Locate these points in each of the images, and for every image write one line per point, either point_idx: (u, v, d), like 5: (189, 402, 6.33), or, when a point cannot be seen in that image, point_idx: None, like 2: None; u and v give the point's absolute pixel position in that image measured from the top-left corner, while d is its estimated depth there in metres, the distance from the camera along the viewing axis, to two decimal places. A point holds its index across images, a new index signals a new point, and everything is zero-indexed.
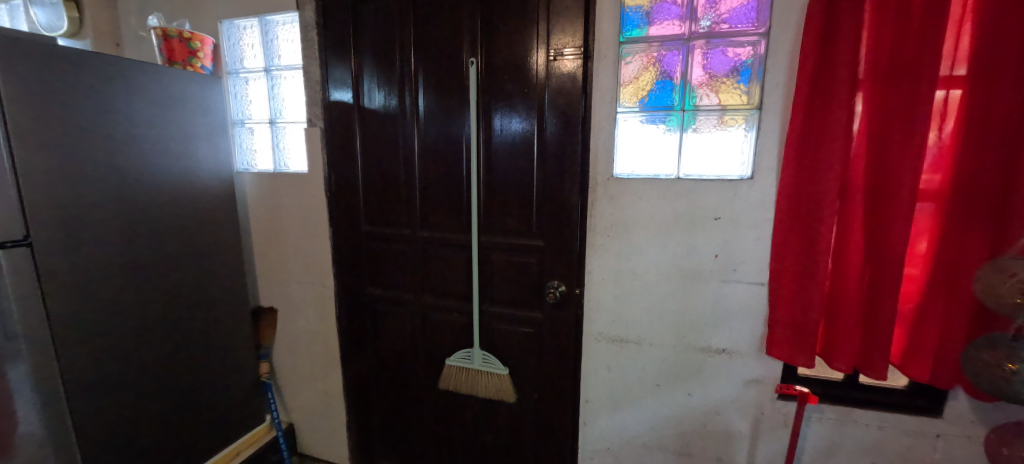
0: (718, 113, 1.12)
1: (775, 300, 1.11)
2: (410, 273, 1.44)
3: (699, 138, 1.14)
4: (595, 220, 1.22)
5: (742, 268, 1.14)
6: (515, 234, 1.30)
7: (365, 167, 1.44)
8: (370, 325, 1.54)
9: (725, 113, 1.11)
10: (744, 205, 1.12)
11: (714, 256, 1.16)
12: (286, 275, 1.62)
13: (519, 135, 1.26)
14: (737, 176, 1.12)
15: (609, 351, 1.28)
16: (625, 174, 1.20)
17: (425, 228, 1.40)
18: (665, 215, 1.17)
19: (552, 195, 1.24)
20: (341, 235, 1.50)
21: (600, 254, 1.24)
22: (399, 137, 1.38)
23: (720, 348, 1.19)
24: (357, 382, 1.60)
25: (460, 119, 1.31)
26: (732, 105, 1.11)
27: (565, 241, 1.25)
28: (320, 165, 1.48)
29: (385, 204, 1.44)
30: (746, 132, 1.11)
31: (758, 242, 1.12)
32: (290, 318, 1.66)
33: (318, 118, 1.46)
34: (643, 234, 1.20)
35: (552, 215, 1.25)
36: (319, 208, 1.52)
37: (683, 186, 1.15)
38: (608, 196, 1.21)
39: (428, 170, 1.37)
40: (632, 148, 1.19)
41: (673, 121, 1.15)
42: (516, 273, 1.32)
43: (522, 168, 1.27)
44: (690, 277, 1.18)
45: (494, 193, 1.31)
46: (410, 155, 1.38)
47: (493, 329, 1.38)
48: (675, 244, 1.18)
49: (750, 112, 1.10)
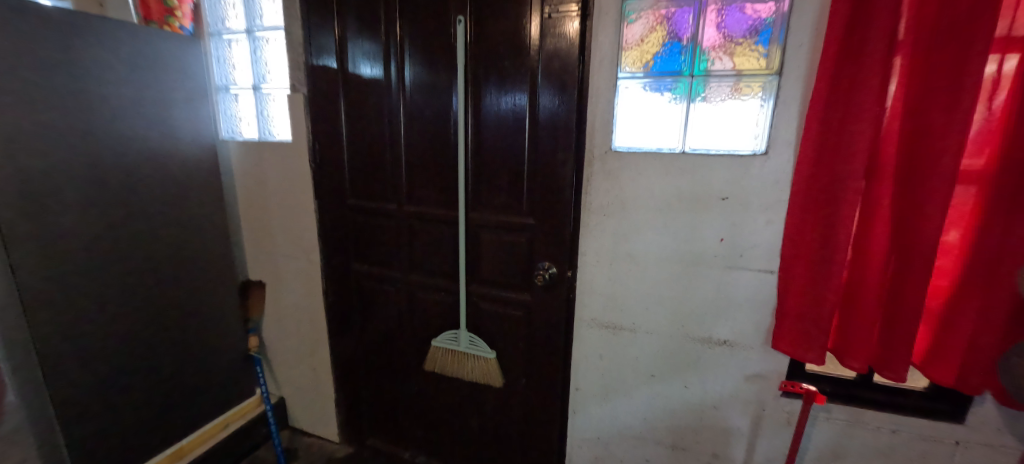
0: (732, 79, 1.00)
1: (785, 289, 1.01)
2: (397, 251, 1.37)
3: (708, 108, 1.02)
4: (590, 198, 1.12)
5: (749, 254, 1.04)
6: (504, 211, 1.21)
7: (350, 136, 1.36)
8: (357, 303, 1.49)
9: (740, 79, 0.99)
10: (756, 185, 1.00)
11: (719, 241, 1.05)
12: (273, 249, 1.58)
13: (511, 103, 1.15)
14: (748, 151, 1.00)
15: (602, 339, 1.20)
16: (624, 148, 1.08)
17: (410, 204, 1.32)
18: (667, 194, 1.06)
19: (544, 170, 1.14)
20: (327, 209, 1.43)
21: (594, 235, 1.14)
22: (385, 107, 1.29)
23: (721, 340, 1.10)
24: (345, 360, 1.57)
25: (448, 86, 1.21)
26: (747, 70, 0.98)
27: (556, 221, 1.15)
28: (304, 134, 1.41)
29: (370, 178, 1.36)
30: (763, 102, 0.98)
31: (769, 225, 1.01)
32: (278, 292, 1.62)
33: (302, 83, 1.38)
34: (643, 213, 1.09)
35: (544, 192, 1.15)
36: (303, 179, 1.44)
37: (688, 161, 1.04)
38: (605, 171, 1.10)
39: (416, 141, 1.28)
40: (634, 118, 1.08)
41: (679, 90, 1.04)
42: (505, 253, 1.23)
43: (515, 140, 1.17)
44: (692, 263, 1.08)
45: (484, 166, 1.21)
46: (394, 125, 1.29)
47: (481, 312, 1.31)
48: (676, 226, 1.07)
49: (769, 78, 0.97)
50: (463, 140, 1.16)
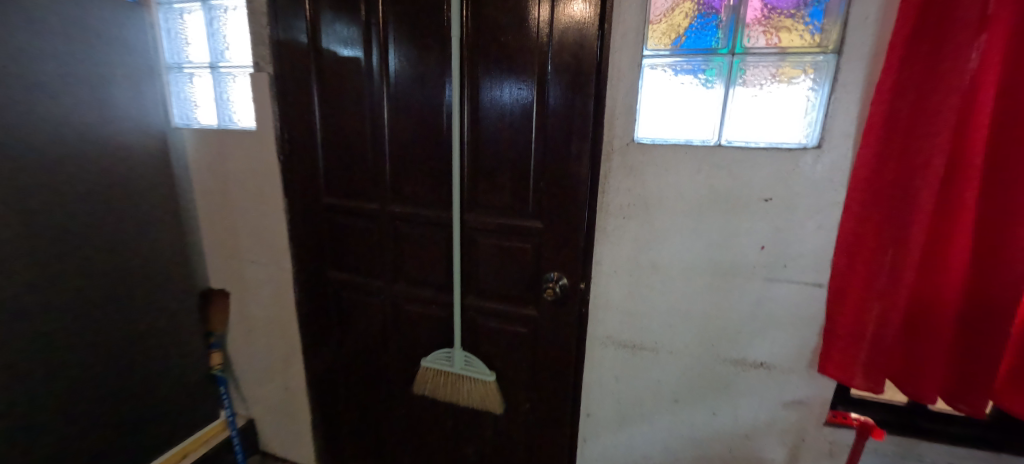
0: (777, 58, 0.84)
1: (836, 304, 0.88)
2: (379, 258, 1.18)
3: (750, 93, 0.86)
4: (607, 199, 0.96)
5: (795, 264, 0.89)
6: (506, 213, 1.04)
7: (324, 123, 1.16)
8: (335, 316, 1.30)
9: (785, 58, 0.83)
10: (806, 184, 0.85)
11: (759, 249, 0.90)
12: (237, 254, 1.37)
13: (514, 86, 0.98)
14: (797, 144, 0.85)
15: (618, 359, 1.05)
16: (649, 139, 0.92)
17: (395, 203, 1.13)
18: (700, 195, 0.91)
19: (553, 165, 0.97)
20: (298, 209, 1.24)
21: (612, 241, 0.98)
22: (364, 88, 1.10)
23: (757, 361, 0.96)
24: (322, 378, 1.38)
25: (439, 64, 1.02)
26: (795, 48, 0.82)
27: (568, 225, 0.99)
28: (269, 121, 1.20)
29: (348, 173, 1.16)
30: (815, 86, 0.83)
31: (819, 232, 0.86)
32: (243, 303, 1.42)
33: (266, 61, 1.18)
34: (670, 216, 0.93)
35: (554, 191, 0.98)
36: (270, 174, 1.24)
37: (725, 156, 0.88)
38: (626, 167, 0.93)
39: (402, 129, 1.09)
40: (661, 104, 0.91)
41: (710, 73, 0.88)
42: (507, 261, 1.06)
43: (519, 130, 0.99)
44: (728, 275, 0.93)
45: (483, 160, 1.03)
46: (375, 111, 1.10)
47: (478, 328, 1.14)
48: (708, 232, 0.92)
49: (821, 58, 0.82)
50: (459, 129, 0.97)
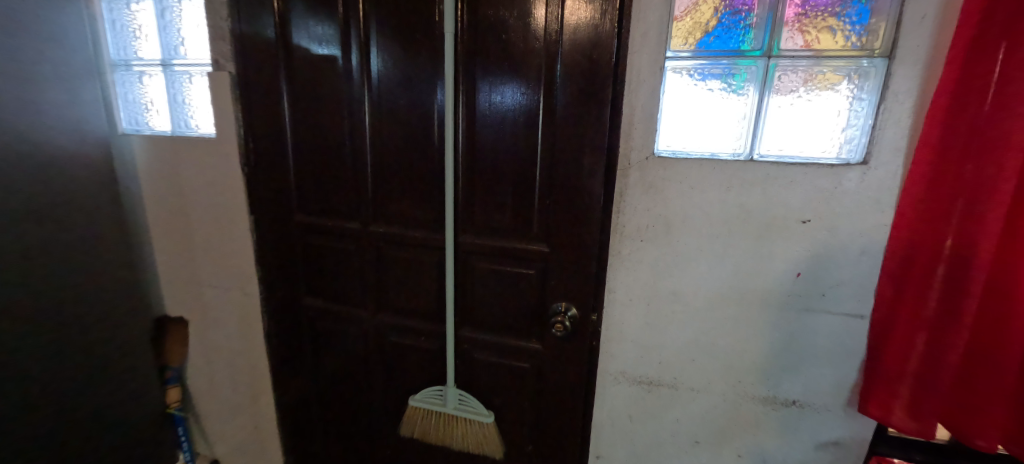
0: (809, 62, 0.74)
1: (878, 337, 0.79)
2: (360, 284, 1.04)
3: (785, 101, 0.76)
4: (623, 219, 0.84)
5: (834, 293, 0.79)
6: (506, 234, 0.91)
7: (294, 131, 1.02)
8: (310, 347, 1.15)
9: (819, 62, 0.74)
10: (848, 205, 0.75)
11: (795, 276, 0.80)
12: (196, 277, 1.21)
13: (516, 92, 0.85)
14: (838, 159, 0.75)
15: (633, 396, 0.94)
16: (671, 152, 0.81)
17: (378, 222, 0.99)
18: (729, 215, 0.80)
19: (561, 181, 0.85)
20: (266, 227, 1.09)
21: (628, 266, 0.86)
22: (342, 91, 0.96)
23: (789, 399, 0.86)
24: (296, 416, 1.23)
25: (430, 63, 0.88)
26: (830, 50, 0.73)
27: (577, 248, 0.87)
28: (231, 127, 1.04)
29: (323, 187, 1.02)
30: (854, 93, 0.73)
31: (862, 257, 0.77)
32: (204, 332, 1.26)
33: (227, 58, 1.02)
34: (694, 238, 0.82)
35: (562, 210, 0.86)
36: (232, 188, 1.08)
37: (757, 172, 0.78)
38: (645, 183, 0.82)
39: (385, 138, 0.95)
40: (685, 112, 0.80)
41: (741, 78, 0.77)
42: (507, 288, 0.94)
43: (522, 140, 0.87)
44: (758, 305, 0.83)
45: (480, 175, 0.91)
46: (355, 117, 0.96)
47: (474, 362, 1.01)
48: (737, 257, 0.82)
49: (859, 62, 0.72)
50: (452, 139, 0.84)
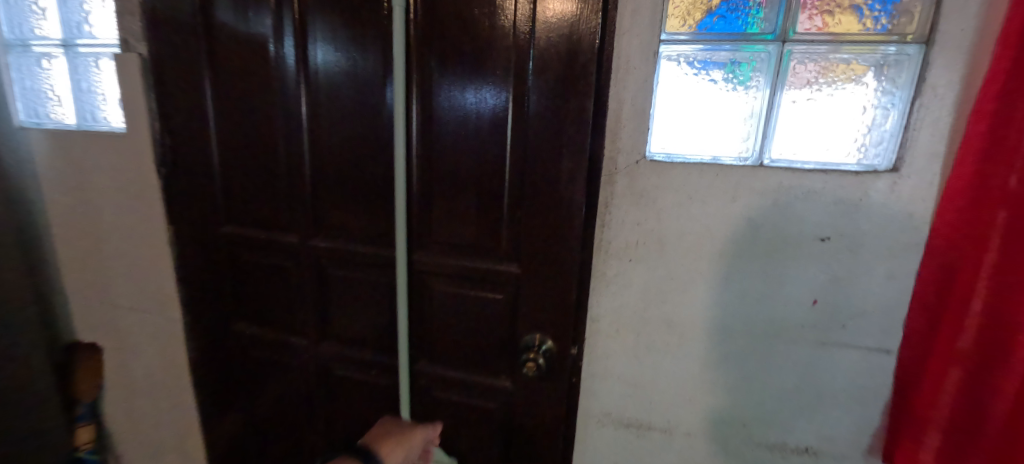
0: (829, 49, 0.61)
1: (908, 377, 0.66)
2: (299, 307, 0.88)
3: (800, 95, 0.63)
4: (608, 235, 0.71)
5: (855, 324, 0.67)
6: (468, 251, 0.76)
7: (218, 125, 0.85)
8: (244, 380, 0.98)
9: (841, 48, 0.61)
10: (874, 220, 0.63)
11: (810, 304, 0.67)
12: (108, 297, 1.02)
13: (479, 80, 0.71)
14: (862, 166, 0.63)
15: (618, 441, 0.80)
16: (665, 156, 0.68)
17: (317, 235, 0.83)
18: (733, 231, 0.67)
19: (535, 189, 0.71)
20: (188, 240, 0.91)
21: (614, 291, 0.73)
22: (273, 78, 0.79)
23: (800, 446, 0.74)
24: (229, 458, 1.06)
25: (376, 45, 0.73)
26: (854, 34, 0.60)
27: (554, 268, 0.73)
28: (142, 120, 0.87)
29: (252, 192, 0.85)
30: (882, 87, 0.61)
31: (890, 283, 0.65)
32: (120, 361, 1.07)
33: (137, 38, 0.84)
34: (693, 258, 0.69)
35: (535, 223, 0.71)
36: (144, 191, 0.90)
37: (767, 181, 0.65)
38: (634, 192, 0.69)
39: (326, 134, 0.79)
40: (682, 108, 0.67)
41: (748, 67, 0.64)
42: (471, 315, 0.79)
43: (487, 138, 0.72)
44: (766, 337, 0.70)
45: (437, 180, 0.76)
46: (288, 108, 0.80)
47: (434, 400, 0.86)
48: (743, 281, 0.69)
49: (888, 49, 0.60)
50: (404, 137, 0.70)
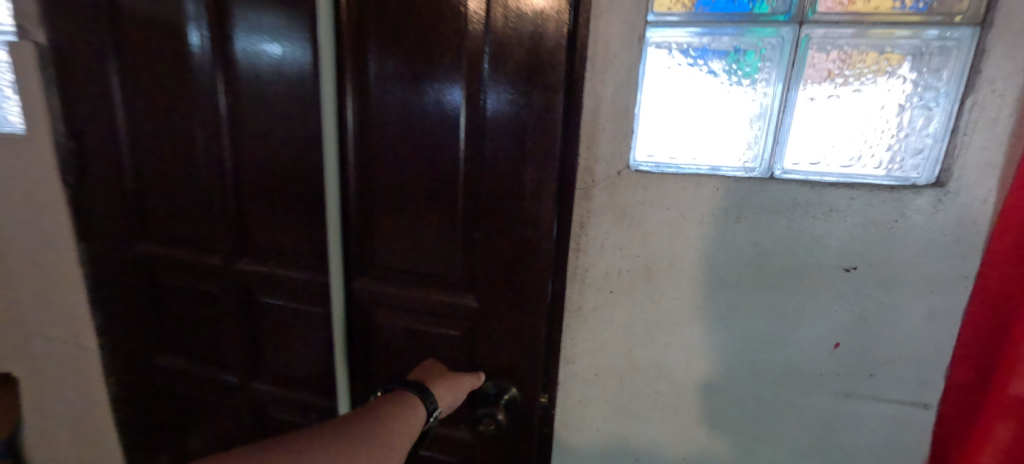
0: (857, 33, 0.49)
1: (947, 434, 0.55)
2: (231, 337, 0.75)
3: (820, 90, 0.51)
4: (586, 261, 0.58)
5: (887, 374, 0.54)
6: (419, 278, 0.63)
7: (133, 125, 0.72)
8: (178, 418, 0.85)
9: (871, 32, 0.49)
10: (912, 248, 0.51)
11: (831, 347, 0.55)
12: (15, 324, 0.88)
13: (428, 71, 0.58)
14: (896, 179, 0.51)
15: None
16: (652, 165, 0.55)
17: (249, 254, 0.70)
18: (738, 259, 0.55)
19: (497, 205, 0.58)
20: (103, 258, 0.79)
21: (593, 327, 0.60)
22: (191, 70, 0.67)
23: None
24: None
25: (307, 30, 0.60)
26: (889, 14, 0.48)
27: (521, 300, 0.60)
28: (43, 119, 0.74)
29: (176, 204, 0.73)
30: (922, 81, 0.49)
31: (930, 324, 0.52)
32: (34, 395, 0.93)
33: (31, 21, 0.71)
34: (687, 289, 0.57)
35: (498, 246, 0.59)
36: (53, 203, 0.77)
37: (779, 197, 0.53)
38: (617, 209, 0.56)
39: (252, 136, 0.66)
40: (673, 106, 0.54)
41: (755, 56, 0.52)
42: (422, 356, 0.66)
43: (438, 143, 0.59)
44: (777, 386, 0.58)
45: (380, 192, 0.62)
46: (209, 106, 0.67)
47: None
48: (749, 319, 0.56)
49: (931, 32, 0.48)
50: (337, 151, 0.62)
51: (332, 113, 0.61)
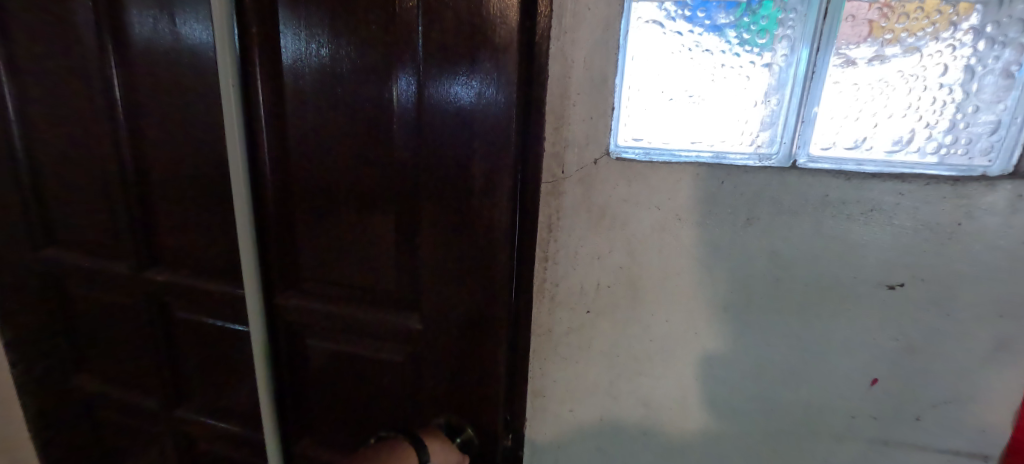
0: None
1: None
2: (187, 341, 0.71)
3: (860, 50, 0.38)
4: (556, 273, 0.47)
5: (938, 418, 0.43)
6: (351, 294, 0.57)
7: (64, 112, 0.65)
8: (141, 424, 0.81)
9: None
10: (973, 261, 0.39)
11: (867, 385, 0.43)
12: None
13: (352, 50, 0.49)
14: (960, 169, 0.38)
15: None
16: (638, 151, 0.43)
17: (200, 252, 0.65)
18: (749, 272, 0.43)
19: (445, 206, 0.49)
20: (53, 256, 0.74)
21: (566, 354, 0.49)
22: (117, 47, 0.59)
23: None
24: None
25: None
26: None
27: (476, 318, 0.51)
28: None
29: (116, 200, 0.66)
30: (1001, 35, 0.36)
31: (997, 358, 0.40)
32: None
33: None
34: (683, 311, 0.45)
35: (445, 257, 0.51)
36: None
37: (803, 193, 0.41)
38: (596, 209, 0.45)
39: (191, 125, 0.59)
40: (666, 74, 0.41)
41: (773, 6, 0.39)
42: (357, 377, 0.60)
43: (371, 136, 0.51)
44: (793, 430, 0.46)
45: (304, 200, 0.56)
46: (143, 90, 0.60)
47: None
48: (758, 348, 0.45)
49: None
50: (244, 154, 0.54)
51: (236, 102, 0.52)
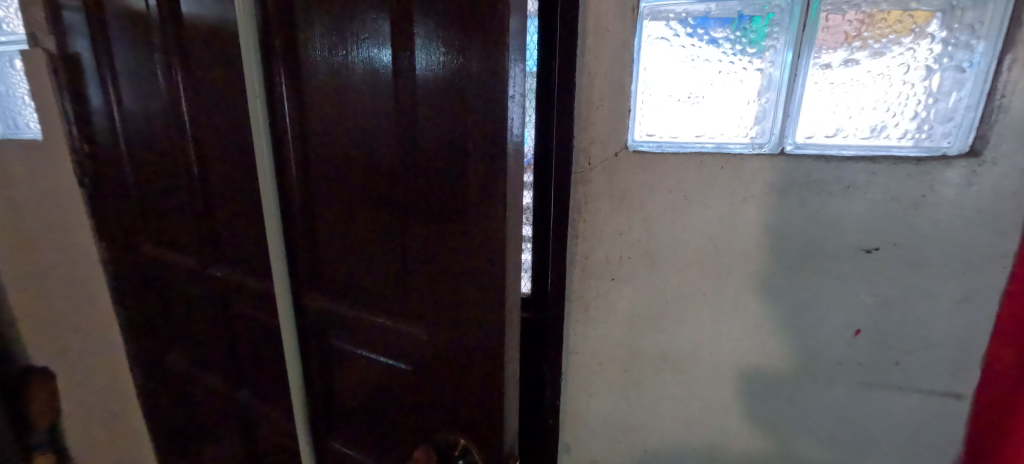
0: None
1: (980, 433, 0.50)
2: (249, 323, 0.79)
3: (834, 55, 0.46)
4: (585, 249, 0.57)
5: (916, 362, 0.50)
6: (364, 304, 0.62)
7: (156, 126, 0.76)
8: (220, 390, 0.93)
9: None
10: (935, 227, 0.46)
11: (852, 334, 0.51)
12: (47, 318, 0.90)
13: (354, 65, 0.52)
14: (924, 151, 0.46)
15: None
16: (651, 145, 0.52)
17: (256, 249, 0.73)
18: (747, 241, 0.52)
19: (436, 217, 0.51)
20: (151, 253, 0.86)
21: (596, 316, 0.59)
22: (193, 66, 0.68)
23: None
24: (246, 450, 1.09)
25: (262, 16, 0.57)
26: None
27: (473, 325, 0.52)
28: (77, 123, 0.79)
29: (198, 197, 0.77)
30: (951, 40, 0.44)
31: (962, 310, 0.48)
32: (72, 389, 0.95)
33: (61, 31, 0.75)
34: (692, 277, 0.54)
35: (443, 274, 0.52)
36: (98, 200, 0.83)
37: (789, 175, 0.49)
38: (617, 192, 0.54)
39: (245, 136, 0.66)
40: (673, 80, 0.51)
41: (762, 21, 0.47)
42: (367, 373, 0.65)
43: (369, 150, 0.54)
44: (790, 376, 0.54)
45: (329, 216, 0.62)
46: (210, 97, 0.68)
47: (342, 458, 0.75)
48: (758, 305, 0.53)
49: None
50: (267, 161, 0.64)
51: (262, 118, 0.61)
